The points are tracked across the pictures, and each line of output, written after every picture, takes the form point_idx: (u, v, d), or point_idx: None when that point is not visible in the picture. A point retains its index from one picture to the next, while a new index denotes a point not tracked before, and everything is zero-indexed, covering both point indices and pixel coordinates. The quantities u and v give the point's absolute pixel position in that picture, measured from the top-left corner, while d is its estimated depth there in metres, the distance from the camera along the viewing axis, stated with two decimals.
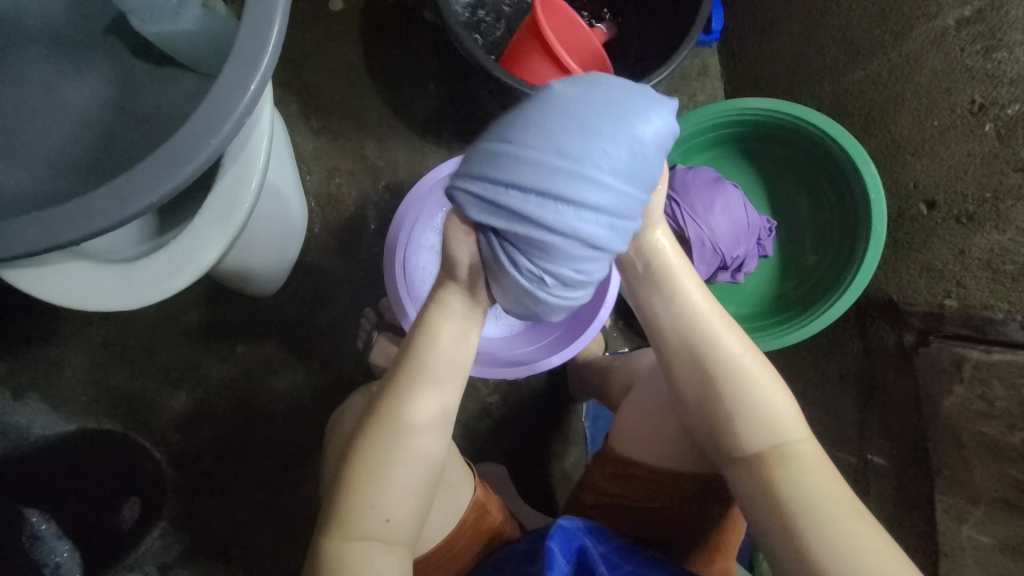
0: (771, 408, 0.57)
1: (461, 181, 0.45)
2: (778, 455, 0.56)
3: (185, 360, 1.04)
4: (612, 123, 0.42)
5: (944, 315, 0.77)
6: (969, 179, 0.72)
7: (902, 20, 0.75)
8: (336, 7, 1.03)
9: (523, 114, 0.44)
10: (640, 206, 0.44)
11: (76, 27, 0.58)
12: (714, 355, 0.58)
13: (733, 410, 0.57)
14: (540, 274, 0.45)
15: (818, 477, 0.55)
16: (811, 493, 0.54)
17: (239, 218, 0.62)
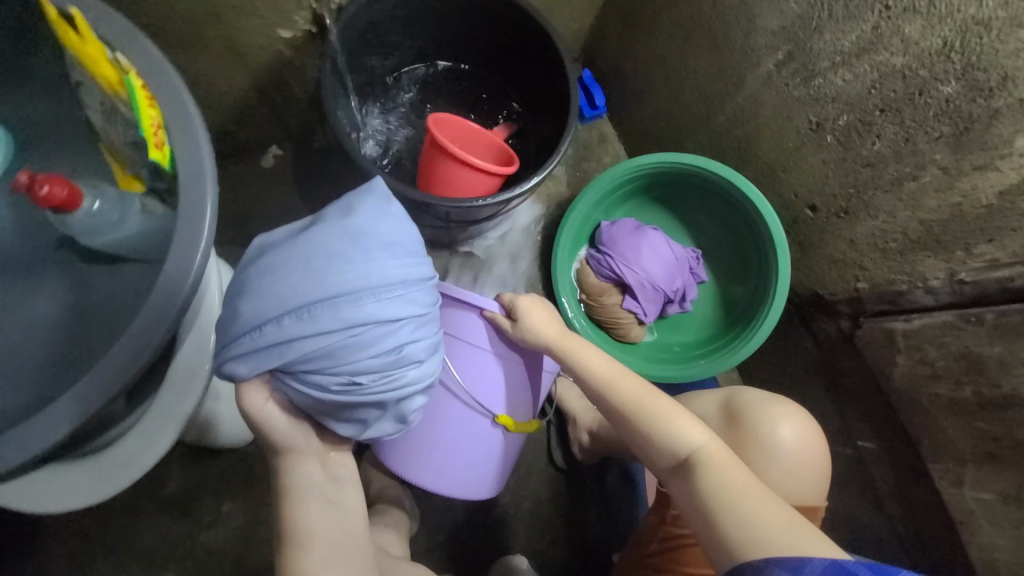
0: (681, 429, 0.69)
1: (233, 347, 0.55)
2: (689, 463, 0.67)
3: (173, 532, 1.01)
4: (321, 248, 0.54)
5: (863, 297, 0.85)
6: (833, 181, 0.83)
7: (736, 73, 0.90)
8: (268, 163, 1.14)
9: (253, 275, 0.55)
10: (389, 287, 0.55)
11: (21, 247, 0.63)
12: (627, 394, 0.74)
13: (649, 431, 0.71)
14: (343, 383, 0.55)
15: (726, 469, 0.65)
16: (721, 488, 0.63)
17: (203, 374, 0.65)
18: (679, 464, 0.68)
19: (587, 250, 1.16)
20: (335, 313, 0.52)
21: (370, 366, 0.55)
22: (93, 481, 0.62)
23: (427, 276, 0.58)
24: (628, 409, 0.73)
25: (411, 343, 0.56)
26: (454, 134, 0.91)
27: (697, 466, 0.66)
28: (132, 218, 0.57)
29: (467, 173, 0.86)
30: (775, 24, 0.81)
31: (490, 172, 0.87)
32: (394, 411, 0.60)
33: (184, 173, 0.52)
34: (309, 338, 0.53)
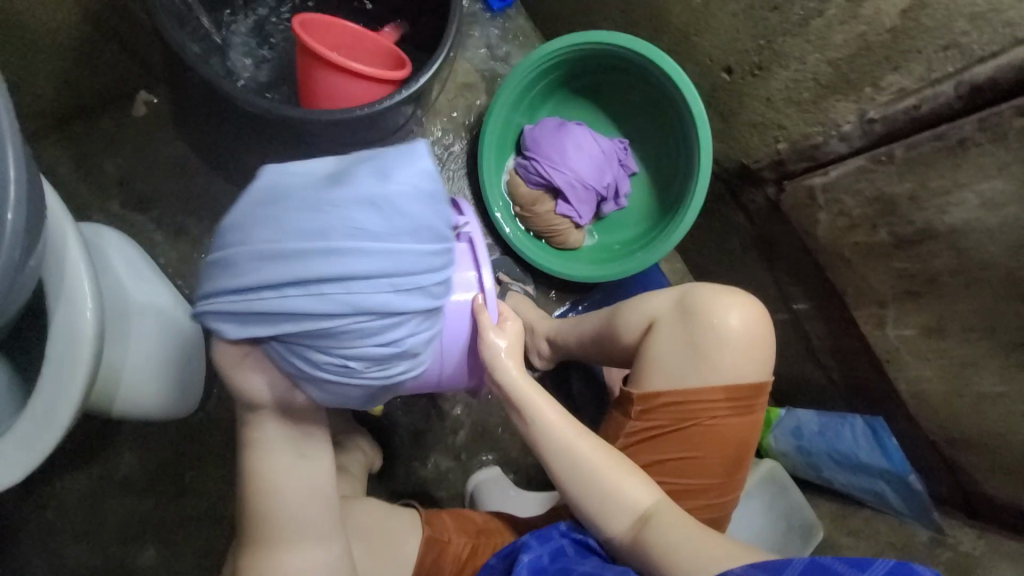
0: (632, 491, 0.67)
1: (217, 303, 0.52)
2: (641, 522, 0.66)
3: (139, 509, 1.00)
4: (320, 215, 0.47)
5: (783, 159, 0.83)
6: (743, 36, 0.78)
7: None
8: (141, 111, 1.00)
9: (245, 229, 0.50)
10: (398, 279, 0.49)
11: None
12: (568, 439, 0.68)
13: (594, 480, 0.67)
14: (337, 369, 0.52)
15: (677, 528, 0.65)
16: (667, 544, 0.64)
17: (85, 336, 0.60)
18: (629, 521, 0.67)
19: (514, 158, 1.09)
20: (334, 297, 0.48)
21: (366, 355, 0.52)
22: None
23: (442, 271, 0.52)
24: (570, 455, 0.68)
25: (415, 336, 0.53)
26: (330, 41, 0.82)
27: (647, 519, 0.66)
28: None
29: (331, 76, 0.78)
30: None
31: (354, 74, 0.78)
32: (384, 392, 0.58)
33: None
34: (307, 314, 0.49)
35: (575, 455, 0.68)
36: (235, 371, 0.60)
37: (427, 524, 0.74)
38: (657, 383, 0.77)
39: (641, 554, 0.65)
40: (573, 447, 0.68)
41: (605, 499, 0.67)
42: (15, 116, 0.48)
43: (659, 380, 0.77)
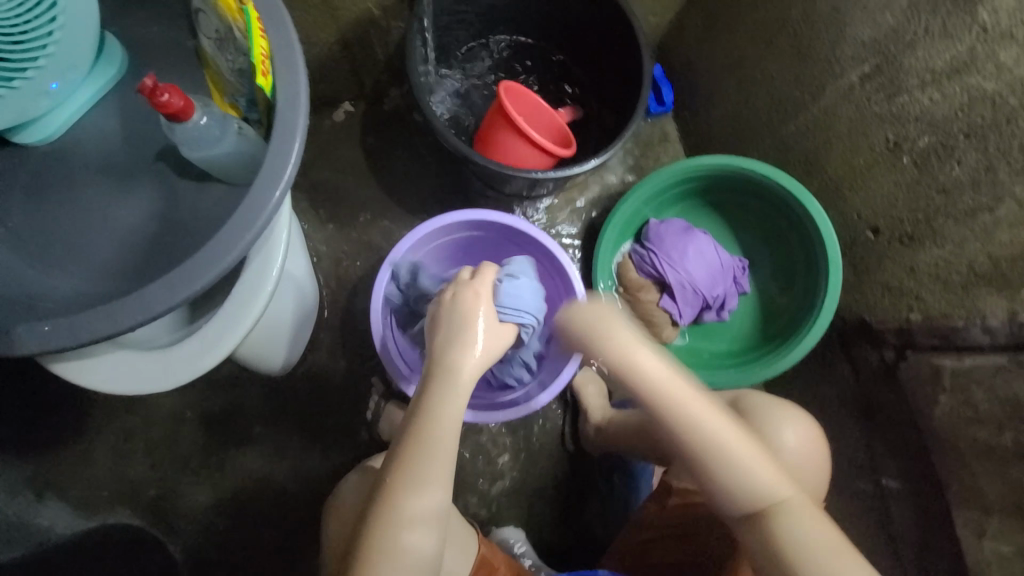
0: (762, 477, 0.58)
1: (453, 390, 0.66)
2: (768, 512, 0.58)
3: (205, 445, 1.09)
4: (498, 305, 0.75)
5: (913, 329, 0.83)
6: (901, 205, 0.81)
7: (816, 82, 0.88)
8: (340, 116, 1.19)
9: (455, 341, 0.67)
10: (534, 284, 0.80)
11: (128, 154, 0.70)
12: (680, 398, 0.59)
13: (721, 463, 0.59)
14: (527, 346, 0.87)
15: (812, 520, 0.57)
16: (804, 538, 0.56)
17: (263, 299, 0.72)
18: (752, 507, 0.58)
19: (631, 243, 1.15)
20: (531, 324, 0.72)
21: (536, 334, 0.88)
22: (157, 371, 0.68)
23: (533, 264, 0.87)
24: (692, 432, 0.59)
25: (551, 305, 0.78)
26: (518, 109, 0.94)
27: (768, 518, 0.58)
28: (229, 137, 0.61)
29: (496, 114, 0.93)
30: (865, 35, 0.79)
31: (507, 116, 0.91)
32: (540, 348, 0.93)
33: (280, 108, 0.57)
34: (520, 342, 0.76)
35: (671, 415, 0.59)
36: (468, 302, 0.69)
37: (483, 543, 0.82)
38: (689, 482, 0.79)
39: (766, 552, 0.57)
40: (681, 425, 0.59)
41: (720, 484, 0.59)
42: (309, 121, 0.58)
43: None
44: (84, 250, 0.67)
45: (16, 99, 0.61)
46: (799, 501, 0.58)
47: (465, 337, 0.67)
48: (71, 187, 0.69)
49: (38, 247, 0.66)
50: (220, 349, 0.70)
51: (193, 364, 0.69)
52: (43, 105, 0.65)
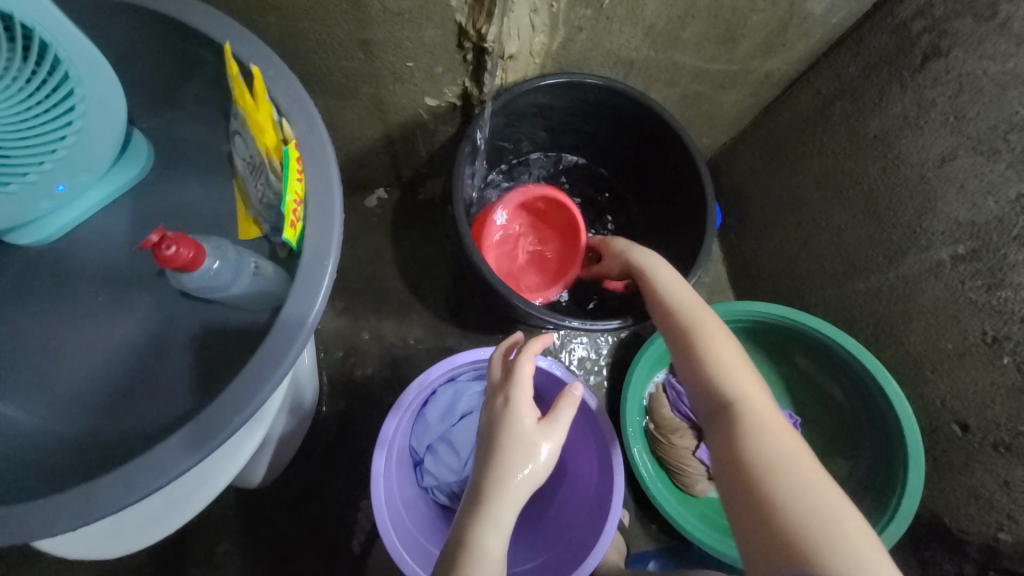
0: (771, 435, 0.58)
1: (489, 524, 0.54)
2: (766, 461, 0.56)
3: (160, 557, 0.95)
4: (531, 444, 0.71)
5: (1005, 554, 0.70)
6: (998, 408, 0.70)
7: (895, 247, 0.80)
8: (372, 202, 1.13)
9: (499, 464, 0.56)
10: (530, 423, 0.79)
11: (132, 260, 0.62)
12: (710, 333, 0.67)
13: (719, 364, 0.64)
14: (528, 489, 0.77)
15: (815, 504, 0.53)
16: (802, 497, 0.53)
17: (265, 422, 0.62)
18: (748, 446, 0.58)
19: (666, 374, 1.03)
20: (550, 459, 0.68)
21: None
22: (115, 536, 0.59)
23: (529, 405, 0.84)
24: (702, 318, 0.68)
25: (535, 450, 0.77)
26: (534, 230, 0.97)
27: (733, 415, 0.61)
28: (243, 278, 0.53)
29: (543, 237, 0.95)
30: (961, 215, 0.72)
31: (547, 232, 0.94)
32: None
33: (305, 261, 0.50)
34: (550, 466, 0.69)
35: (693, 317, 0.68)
36: (517, 405, 0.59)
37: None
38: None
39: (757, 522, 0.54)
40: (686, 317, 0.69)
41: (680, 350, 0.68)
42: (335, 276, 0.50)
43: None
44: (57, 374, 0.57)
45: (8, 203, 0.53)
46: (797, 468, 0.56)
47: (524, 436, 0.57)
48: (61, 294, 0.60)
49: (5, 367, 0.57)
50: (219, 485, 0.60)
51: (162, 523, 0.60)
52: (43, 206, 0.57)
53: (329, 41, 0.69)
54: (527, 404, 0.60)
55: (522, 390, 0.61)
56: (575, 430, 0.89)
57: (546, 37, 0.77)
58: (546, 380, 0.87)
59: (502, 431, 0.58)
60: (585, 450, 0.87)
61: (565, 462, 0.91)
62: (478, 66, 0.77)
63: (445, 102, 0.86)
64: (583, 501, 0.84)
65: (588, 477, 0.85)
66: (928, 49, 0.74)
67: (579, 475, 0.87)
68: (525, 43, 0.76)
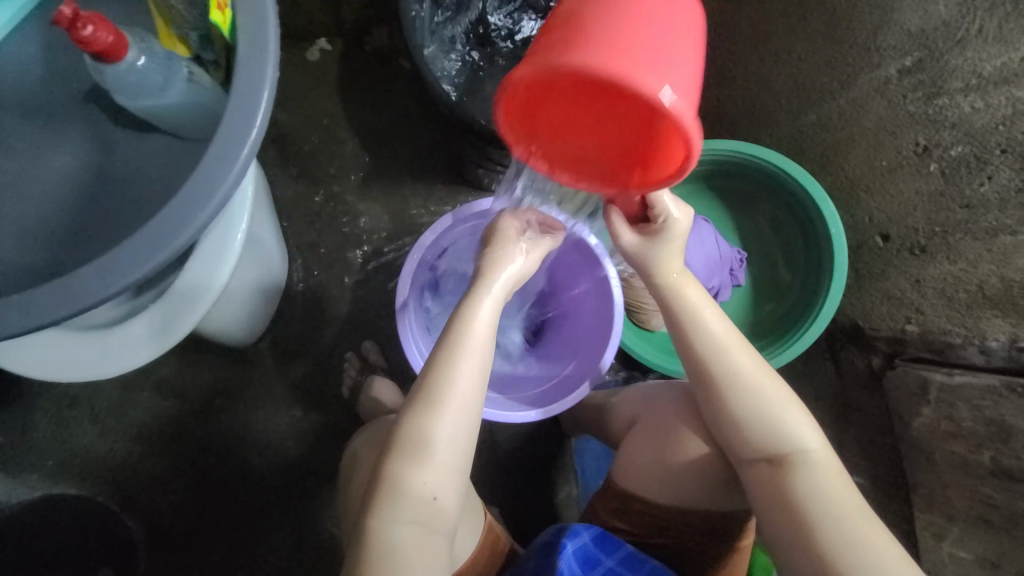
0: (799, 446, 0.60)
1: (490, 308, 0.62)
2: (787, 464, 0.59)
3: (158, 417, 1.01)
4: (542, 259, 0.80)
5: (908, 341, 0.82)
6: (919, 215, 0.78)
7: (848, 70, 0.81)
8: (314, 56, 1.04)
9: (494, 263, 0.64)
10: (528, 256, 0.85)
11: (53, 91, 0.57)
12: (727, 373, 0.62)
13: (742, 417, 0.61)
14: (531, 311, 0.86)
15: (834, 495, 0.57)
16: (829, 502, 0.57)
17: (227, 264, 0.63)
18: (773, 458, 0.60)
19: None
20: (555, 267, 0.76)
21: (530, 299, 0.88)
22: (98, 355, 0.62)
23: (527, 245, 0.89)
24: (718, 333, 0.63)
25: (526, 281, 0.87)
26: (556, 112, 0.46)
27: (793, 464, 0.59)
28: (177, 83, 0.49)
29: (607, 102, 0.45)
30: (912, 25, 0.73)
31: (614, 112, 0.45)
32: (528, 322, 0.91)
33: (242, 56, 0.47)
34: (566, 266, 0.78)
35: (702, 346, 0.62)
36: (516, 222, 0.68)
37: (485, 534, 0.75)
38: (634, 485, 0.74)
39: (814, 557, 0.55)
40: (725, 336, 0.63)
41: (743, 441, 0.62)
42: (276, 73, 0.48)
43: (675, 487, 0.72)
44: (0, 208, 0.55)
45: None
46: (824, 464, 0.59)
47: (478, 322, 0.61)
48: None
49: None
50: (181, 327, 0.62)
51: (138, 351, 0.62)
52: None
53: None
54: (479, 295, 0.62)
55: (483, 280, 0.63)
56: (572, 272, 0.94)
57: None
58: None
59: (454, 319, 0.61)
60: (584, 288, 0.92)
61: (567, 306, 0.97)
62: None
63: None
64: (580, 330, 0.93)
65: (588, 308, 0.92)
66: None
67: (578, 312, 0.95)
68: None
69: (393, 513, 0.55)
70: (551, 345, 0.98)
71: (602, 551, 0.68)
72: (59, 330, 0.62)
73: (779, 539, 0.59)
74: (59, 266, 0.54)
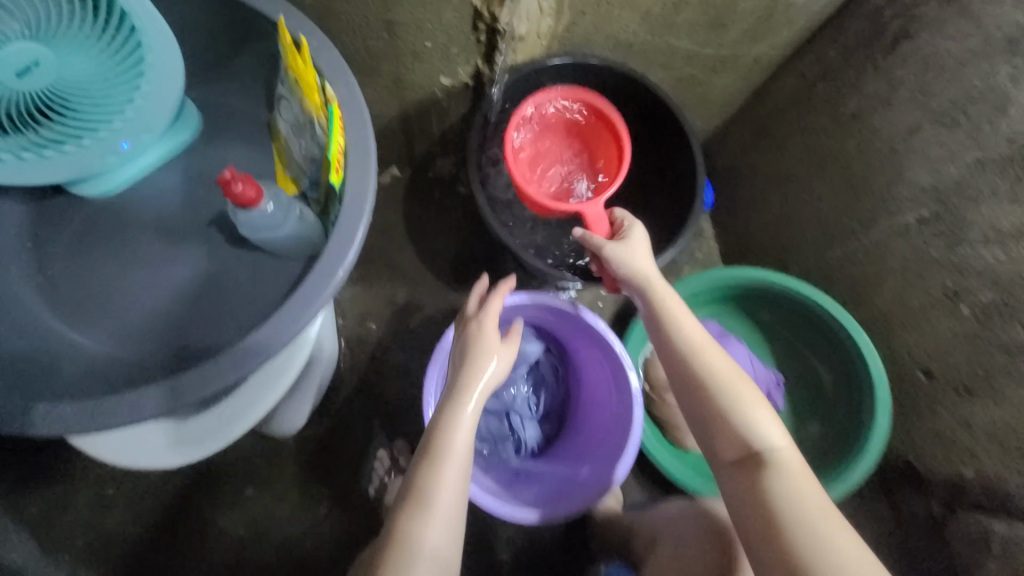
0: (788, 483, 0.59)
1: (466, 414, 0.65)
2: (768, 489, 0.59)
3: (193, 502, 1.03)
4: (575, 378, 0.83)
5: (965, 487, 0.77)
6: (958, 355, 0.79)
7: (870, 215, 0.88)
8: (386, 178, 1.21)
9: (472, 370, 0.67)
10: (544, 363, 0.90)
11: (187, 214, 0.70)
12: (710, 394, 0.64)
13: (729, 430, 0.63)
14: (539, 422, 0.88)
15: (823, 530, 0.56)
16: (818, 538, 0.56)
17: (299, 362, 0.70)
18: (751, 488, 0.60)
19: None
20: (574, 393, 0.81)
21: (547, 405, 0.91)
22: (174, 444, 0.68)
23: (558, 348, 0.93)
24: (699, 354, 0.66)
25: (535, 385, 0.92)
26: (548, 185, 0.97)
27: (764, 469, 0.60)
28: (291, 221, 0.61)
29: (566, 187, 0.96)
30: (926, 181, 0.80)
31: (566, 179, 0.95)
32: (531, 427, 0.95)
33: (347, 202, 0.58)
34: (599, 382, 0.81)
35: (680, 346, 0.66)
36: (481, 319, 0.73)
37: None
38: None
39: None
40: (744, 412, 0.63)
41: (720, 438, 0.63)
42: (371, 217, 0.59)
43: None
44: (127, 308, 0.66)
45: (81, 158, 0.61)
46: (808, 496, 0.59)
47: (458, 434, 0.63)
48: (124, 242, 0.68)
49: (78, 304, 0.65)
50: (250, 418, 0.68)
51: (212, 439, 0.68)
52: (111, 162, 0.65)
53: (356, 21, 0.77)
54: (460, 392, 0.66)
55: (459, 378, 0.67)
56: (600, 391, 0.96)
57: (552, 20, 0.85)
58: (585, 339, 0.94)
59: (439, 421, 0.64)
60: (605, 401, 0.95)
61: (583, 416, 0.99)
62: (489, 46, 0.84)
63: (458, 82, 0.93)
64: (594, 440, 0.93)
65: (604, 432, 0.92)
66: (898, 33, 0.82)
67: (594, 422, 0.96)
68: (534, 24, 0.84)
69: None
70: (557, 455, 0.97)
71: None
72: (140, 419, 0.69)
73: (752, 540, 0.59)
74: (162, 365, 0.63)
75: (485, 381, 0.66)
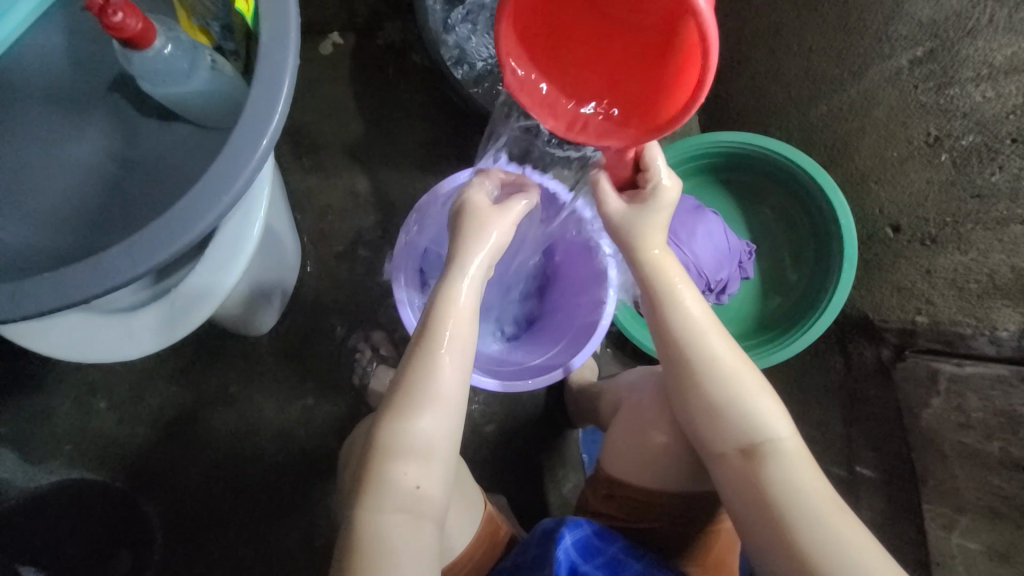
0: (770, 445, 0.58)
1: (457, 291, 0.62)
2: (755, 452, 0.58)
3: (177, 403, 1.03)
4: None
5: (918, 332, 0.82)
6: (929, 206, 0.79)
7: (859, 61, 0.81)
8: (327, 50, 1.06)
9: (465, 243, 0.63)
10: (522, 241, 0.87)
11: (81, 80, 0.59)
12: (701, 361, 0.60)
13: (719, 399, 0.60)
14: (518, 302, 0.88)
15: (803, 482, 0.56)
16: (797, 490, 0.55)
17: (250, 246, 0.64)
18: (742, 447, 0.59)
19: None
20: None
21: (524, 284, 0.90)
22: (120, 342, 0.64)
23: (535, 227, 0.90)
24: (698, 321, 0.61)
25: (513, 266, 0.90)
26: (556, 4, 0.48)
27: (765, 456, 0.58)
28: (201, 71, 0.51)
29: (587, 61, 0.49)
30: (924, 15, 0.73)
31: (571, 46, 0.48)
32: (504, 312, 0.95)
33: (265, 41, 0.49)
34: None
35: (676, 318, 0.61)
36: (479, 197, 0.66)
37: (484, 521, 0.77)
38: (620, 472, 0.74)
39: (787, 553, 0.54)
40: (744, 402, 0.59)
41: (716, 429, 0.60)
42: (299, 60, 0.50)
43: (657, 470, 0.71)
44: (31, 192, 0.57)
45: None
46: (796, 457, 0.57)
47: (459, 303, 0.61)
48: (12, 117, 0.58)
49: None
50: (205, 308, 0.64)
51: (162, 334, 0.64)
52: None
53: None
54: (455, 271, 0.62)
55: (457, 260, 0.62)
56: (572, 270, 0.95)
57: None
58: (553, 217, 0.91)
59: (438, 293, 0.62)
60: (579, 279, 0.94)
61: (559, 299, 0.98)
62: None
63: None
64: (569, 317, 0.94)
65: (577, 308, 0.93)
66: None
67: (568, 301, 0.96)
68: None
69: (380, 500, 0.56)
70: (535, 334, 0.98)
71: (603, 541, 0.68)
72: (89, 313, 0.65)
73: (749, 526, 0.57)
74: (85, 252, 0.56)
75: (486, 249, 0.63)
